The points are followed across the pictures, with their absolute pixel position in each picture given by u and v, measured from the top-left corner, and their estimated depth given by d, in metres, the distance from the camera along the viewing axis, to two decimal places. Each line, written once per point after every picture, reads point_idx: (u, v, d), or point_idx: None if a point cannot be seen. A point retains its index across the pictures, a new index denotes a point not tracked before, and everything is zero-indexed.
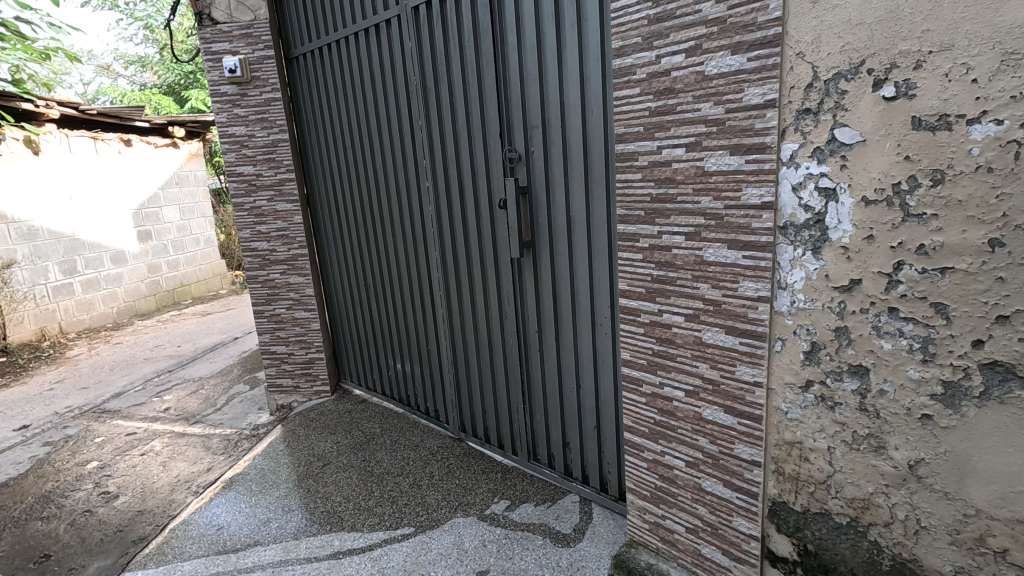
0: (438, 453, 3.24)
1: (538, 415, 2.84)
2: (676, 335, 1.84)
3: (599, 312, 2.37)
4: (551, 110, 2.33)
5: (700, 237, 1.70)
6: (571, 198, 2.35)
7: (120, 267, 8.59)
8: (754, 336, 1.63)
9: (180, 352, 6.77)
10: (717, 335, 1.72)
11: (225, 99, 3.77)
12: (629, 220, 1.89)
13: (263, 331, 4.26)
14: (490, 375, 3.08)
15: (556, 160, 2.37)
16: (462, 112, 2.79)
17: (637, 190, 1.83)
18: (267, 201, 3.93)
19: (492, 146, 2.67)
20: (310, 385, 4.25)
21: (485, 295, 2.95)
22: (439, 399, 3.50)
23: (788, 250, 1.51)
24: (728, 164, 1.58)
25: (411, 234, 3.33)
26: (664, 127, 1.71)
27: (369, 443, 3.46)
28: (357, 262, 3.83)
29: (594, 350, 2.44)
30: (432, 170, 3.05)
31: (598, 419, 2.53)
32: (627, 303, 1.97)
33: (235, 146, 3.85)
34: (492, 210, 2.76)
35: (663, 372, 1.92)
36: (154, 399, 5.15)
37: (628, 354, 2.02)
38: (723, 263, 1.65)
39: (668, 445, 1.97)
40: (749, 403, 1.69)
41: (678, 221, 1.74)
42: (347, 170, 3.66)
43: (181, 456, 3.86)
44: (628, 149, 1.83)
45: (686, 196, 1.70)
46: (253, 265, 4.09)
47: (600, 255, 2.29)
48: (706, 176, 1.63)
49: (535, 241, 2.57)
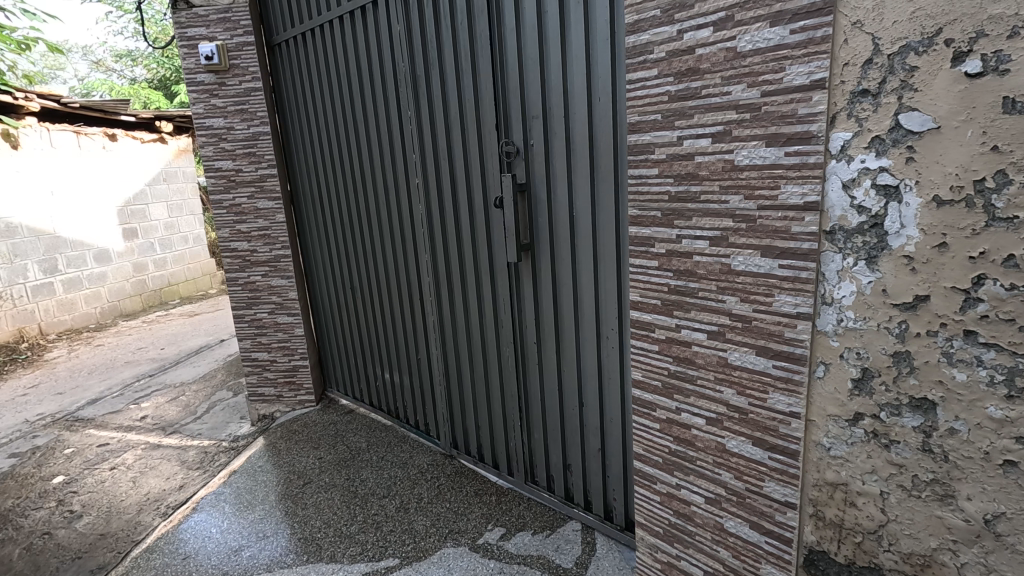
0: (429, 472, 3.00)
1: (537, 434, 2.61)
2: (697, 355, 1.60)
3: (606, 323, 2.13)
4: (554, 99, 2.09)
5: (726, 242, 1.46)
6: (574, 196, 2.11)
7: (104, 266, 8.32)
8: (791, 359, 1.40)
9: (164, 355, 6.51)
10: (746, 356, 1.49)
11: (202, 88, 3.52)
12: (643, 221, 1.64)
13: (244, 336, 4.00)
14: (484, 389, 2.83)
15: (558, 154, 2.13)
16: (455, 102, 2.54)
17: (653, 187, 1.59)
18: (247, 198, 3.67)
19: (487, 139, 2.43)
20: (294, 395, 4.00)
21: (480, 303, 2.71)
22: (429, 412, 3.26)
23: (835, 259, 1.28)
24: (764, 157, 1.34)
25: (401, 235, 3.08)
26: (686, 114, 1.47)
27: (354, 459, 3.22)
28: (344, 264, 3.59)
29: (600, 365, 2.20)
30: (423, 167, 2.81)
31: (602, 441, 2.29)
32: (640, 316, 1.73)
33: (213, 139, 3.59)
34: (487, 210, 2.52)
35: (680, 396, 1.68)
36: (131, 407, 4.88)
37: (640, 374, 1.78)
38: (755, 273, 1.42)
39: (685, 478, 1.73)
40: (784, 436, 1.45)
41: (701, 223, 1.50)
42: (332, 166, 3.42)
43: (153, 471, 3.61)
44: (643, 140, 1.59)
45: (711, 194, 1.46)
46: (233, 266, 3.83)
47: (608, 260, 2.05)
48: (736, 171, 1.40)
49: (534, 244, 2.33)
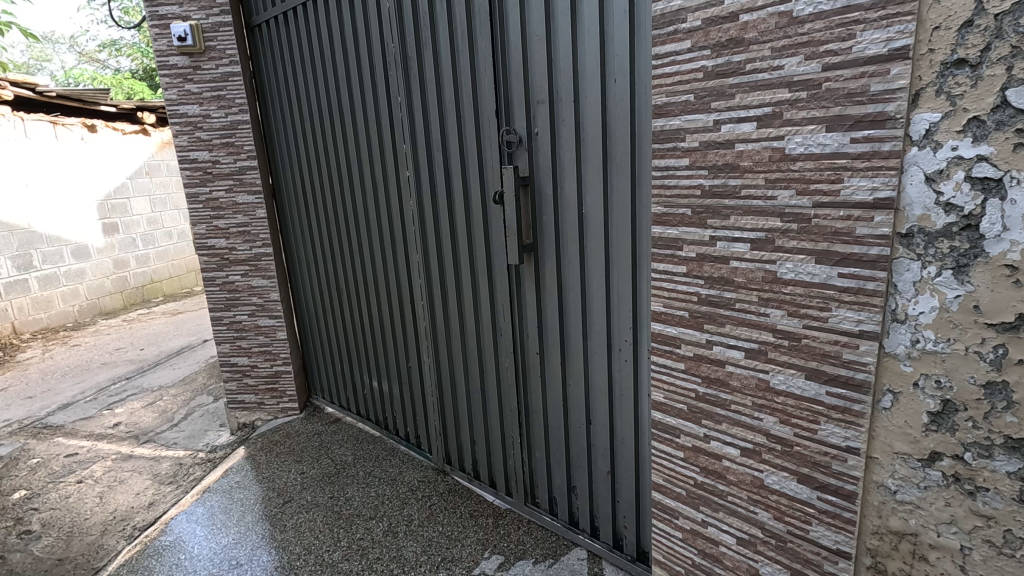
0: (419, 490, 2.76)
1: (538, 453, 2.38)
2: (731, 376, 1.38)
3: (618, 334, 1.91)
4: (562, 81, 1.86)
5: (772, 246, 1.24)
6: (585, 191, 1.88)
7: (83, 262, 7.99)
8: (850, 385, 1.18)
9: (143, 355, 6.23)
10: (792, 380, 1.27)
11: (175, 72, 3.26)
12: (670, 220, 1.42)
13: (222, 340, 3.74)
14: (480, 402, 2.60)
15: (566, 144, 1.90)
16: (450, 86, 2.30)
17: (684, 181, 1.36)
18: (225, 191, 3.41)
19: (485, 127, 2.20)
20: (276, 403, 3.75)
21: (476, 308, 2.48)
22: (420, 423, 3.03)
23: (911, 267, 1.06)
24: (823, 144, 1.11)
25: (391, 234, 2.84)
26: (725, 94, 1.24)
27: (339, 475, 2.98)
28: (329, 263, 3.34)
29: (612, 380, 1.97)
30: (415, 159, 2.57)
31: (613, 463, 2.06)
32: (664, 330, 1.51)
33: (187, 128, 3.33)
34: (485, 206, 2.29)
35: (709, 422, 1.46)
36: (104, 413, 4.61)
37: (662, 396, 1.56)
38: (807, 283, 1.20)
39: (712, 514, 1.51)
40: (837, 475, 1.23)
41: (741, 223, 1.28)
42: (316, 158, 3.17)
43: (122, 485, 3.34)
44: (671, 125, 1.36)
45: (754, 189, 1.24)
46: (209, 265, 3.56)
47: (622, 264, 1.82)
48: (786, 162, 1.17)
49: (537, 244, 2.10)
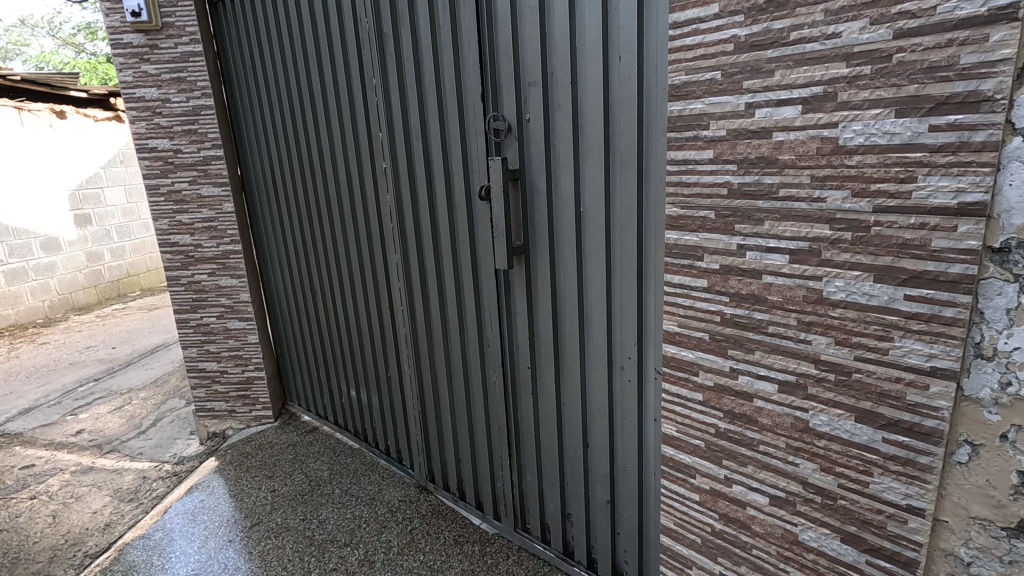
0: (399, 512, 2.54)
1: (529, 476, 2.15)
2: (761, 413, 1.16)
3: (621, 350, 1.68)
4: (558, 58, 1.61)
5: (818, 259, 1.00)
6: (583, 185, 1.64)
7: (53, 255, 7.64)
8: (916, 433, 0.95)
9: (115, 355, 5.94)
10: (839, 421, 1.04)
11: (131, 52, 2.96)
12: (689, 225, 1.18)
13: (188, 344, 3.47)
14: (465, 418, 2.37)
15: (561, 132, 1.66)
16: (429, 66, 2.04)
17: (707, 177, 1.12)
18: (189, 183, 3.13)
19: (470, 113, 1.94)
20: (249, 411, 3.50)
21: (460, 317, 2.24)
22: (402, 436, 2.79)
23: (1004, 292, 0.84)
24: (892, 133, 0.88)
25: (367, 232, 2.59)
26: (761, 71, 1.00)
27: (314, 493, 2.74)
28: (303, 262, 3.08)
29: (612, 399, 1.75)
30: (392, 149, 2.31)
31: (612, 491, 1.83)
32: (679, 353, 1.28)
33: (145, 113, 3.03)
34: (471, 202, 2.04)
35: (731, 463, 1.24)
36: (68, 419, 4.32)
37: (674, 429, 1.33)
38: (862, 306, 0.97)
39: (733, 568, 1.29)
40: (893, 539, 1.01)
41: (779, 230, 1.04)
42: (286, 147, 2.90)
43: (78, 503, 3.08)
44: (691, 110, 1.12)
45: (796, 188, 1.00)
46: (173, 263, 3.28)
47: (626, 271, 1.59)
48: (840, 155, 0.94)
49: (528, 245, 1.86)
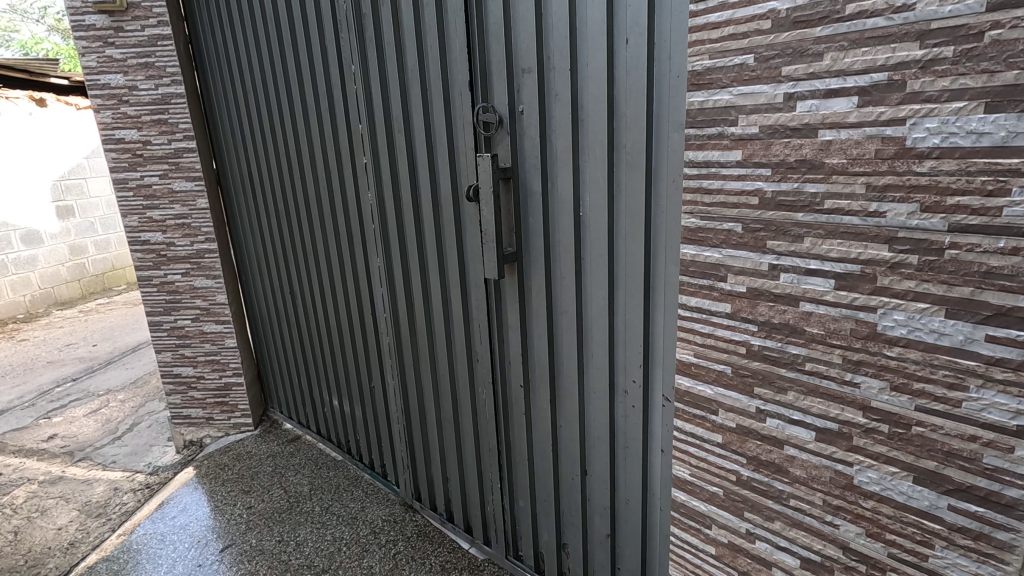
0: (383, 534, 2.36)
1: (521, 502, 1.98)
2: (792, 463, 0.98)
3: (624, 372, 1.49)
4: (555, 42, 1.41)
5: (873, 287, 0.82)
6: (583, 186, 1.45)
7: (34, 248, 7.40)
8: (993, 504, 0.77)
9: (95, 353, 5.74)
10: (893, 481, 0.86)
11: (94, 35, 2.74)
12: (711, 239, 0.99)
13: (162, 348, 3.27)
14: (454, 435, 2.19)
15: (559, 126, 1.46)
16: (412, 52, 1.83)
17: (734, 184, 0.93)
18: (159, 176, 2.92)
19: (457, 104, 1.74)
20: (227, 418, 3.31)
21: (447, 327, 2.06)
22: (387, 450, 2.61)
23: None
24: (980, 131, 0.69)
25: (348, 233, 2.40)
26: (806, 54, 0.81)
27: (292, 511, 2.56)
28: (282, 263, 2.89)
29: (615, 425, 1.56)
30: (373, 144, 2.11)
31: (613, 525, 1.65)
32: (695, 387, 1.09)
33: (111, 101, 2.82)
34: (458, 203, 1.84)
35: (754, 516, 1.06)
36: (40, 423, 4.13)
37: (687, 473, 1.16)
38: (928, 346, 0.79)
39: None
40: None
41: (823, 249, 0.86)
42: (261, 139, 2.69)
43: (43, 518, 2.89)
44: (715, 101, 0.93)
45: (847, 200, 0.82)
46: (144, 263, 3.07)
47: (631, 284, 1.40)
48: (908, 160, 0.75)
49: (521, 252, 1.67)
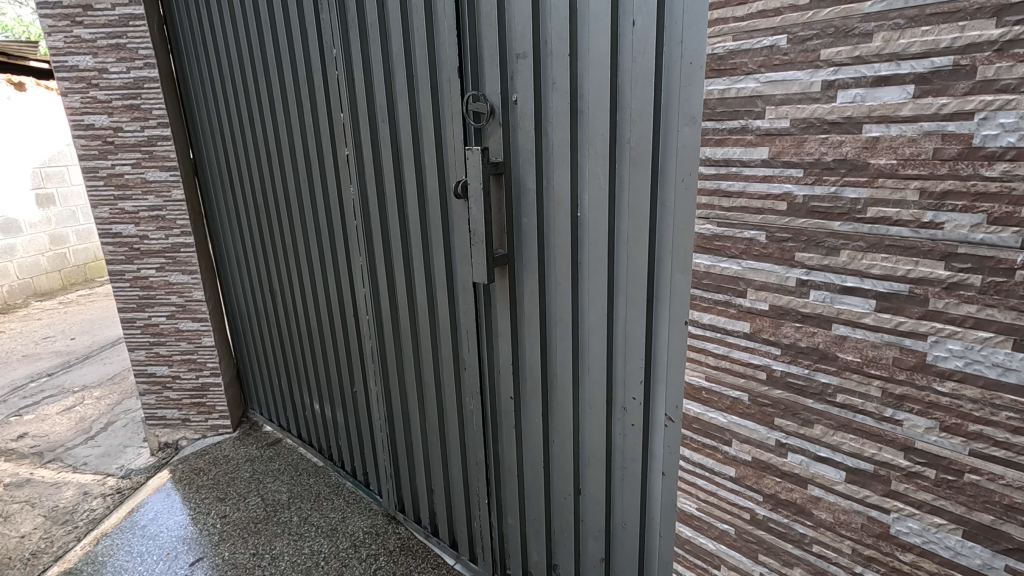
0: (364, 547, 2.24)
1: (510, 519, 1.86)
2: (817, 505, 0.86)
3: (623, 388, 1.37)
4: (553, 25, 1.28)
5: (924, 309, 0.70)
6: (582, 184, 1.32)
7: (13, 238, 7.19)
8: None
9: (71, 347, 5.55)
10: (938, 534, 0.74)
11: (61, 13, 2.57)
12: (728, 248, 0.87)
13: (135, 346, 3.11)
14: (439, 446, 2.07)
15: (556, 118, 1.33)
16: (397, 35, 1.69)
17: (757, 186, 0.81)
18: (132, 166, 2.76)
19: (445, 93, 1.61)
20: (204, 420, 3.17)
21: (433, 332, 1.93)
22: (369, 457, 2.48)
23: None
24: None
25: (329, 228, 2.26)
26: (851, 35, 0.68)
27: (269, 521, 2.43)
28: (261, 259, 2.74)
29: (612, 444, 1.44)
30: (355, 133, 1.97)
31: (607, 549, 1.54)
32: (706, 414, 0.97)
33: (80, 85, 2.66)
34: (445, 200, 1.71)
35: (769, 560, 0.94)
36: (10, 421, 3.96)
37: (695, 507, 1.04)
38: (990, 383, 0.67)
39: None
40: None
41: (863, 264, 0.73)
42: (239, 128, 2.55)
43: (7, 524, 2.75)
44: (739, 90, 0.80)
45: (896, 208, 0.69)
46: (116, 257, 2.92)
47: (633, 293, 1.27)
48: (974, 161, 0.63)
49: (513, 254, 1.54)
